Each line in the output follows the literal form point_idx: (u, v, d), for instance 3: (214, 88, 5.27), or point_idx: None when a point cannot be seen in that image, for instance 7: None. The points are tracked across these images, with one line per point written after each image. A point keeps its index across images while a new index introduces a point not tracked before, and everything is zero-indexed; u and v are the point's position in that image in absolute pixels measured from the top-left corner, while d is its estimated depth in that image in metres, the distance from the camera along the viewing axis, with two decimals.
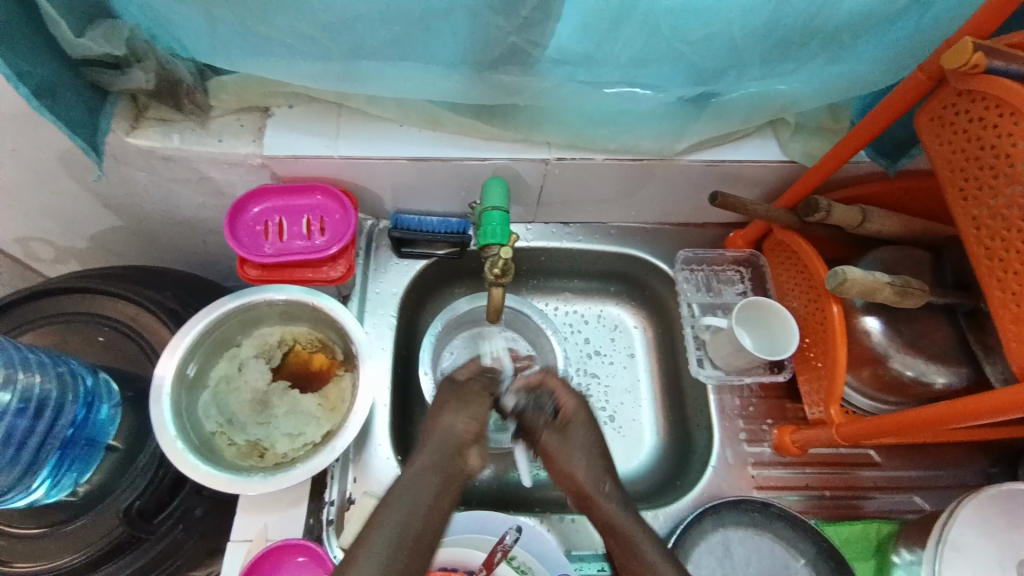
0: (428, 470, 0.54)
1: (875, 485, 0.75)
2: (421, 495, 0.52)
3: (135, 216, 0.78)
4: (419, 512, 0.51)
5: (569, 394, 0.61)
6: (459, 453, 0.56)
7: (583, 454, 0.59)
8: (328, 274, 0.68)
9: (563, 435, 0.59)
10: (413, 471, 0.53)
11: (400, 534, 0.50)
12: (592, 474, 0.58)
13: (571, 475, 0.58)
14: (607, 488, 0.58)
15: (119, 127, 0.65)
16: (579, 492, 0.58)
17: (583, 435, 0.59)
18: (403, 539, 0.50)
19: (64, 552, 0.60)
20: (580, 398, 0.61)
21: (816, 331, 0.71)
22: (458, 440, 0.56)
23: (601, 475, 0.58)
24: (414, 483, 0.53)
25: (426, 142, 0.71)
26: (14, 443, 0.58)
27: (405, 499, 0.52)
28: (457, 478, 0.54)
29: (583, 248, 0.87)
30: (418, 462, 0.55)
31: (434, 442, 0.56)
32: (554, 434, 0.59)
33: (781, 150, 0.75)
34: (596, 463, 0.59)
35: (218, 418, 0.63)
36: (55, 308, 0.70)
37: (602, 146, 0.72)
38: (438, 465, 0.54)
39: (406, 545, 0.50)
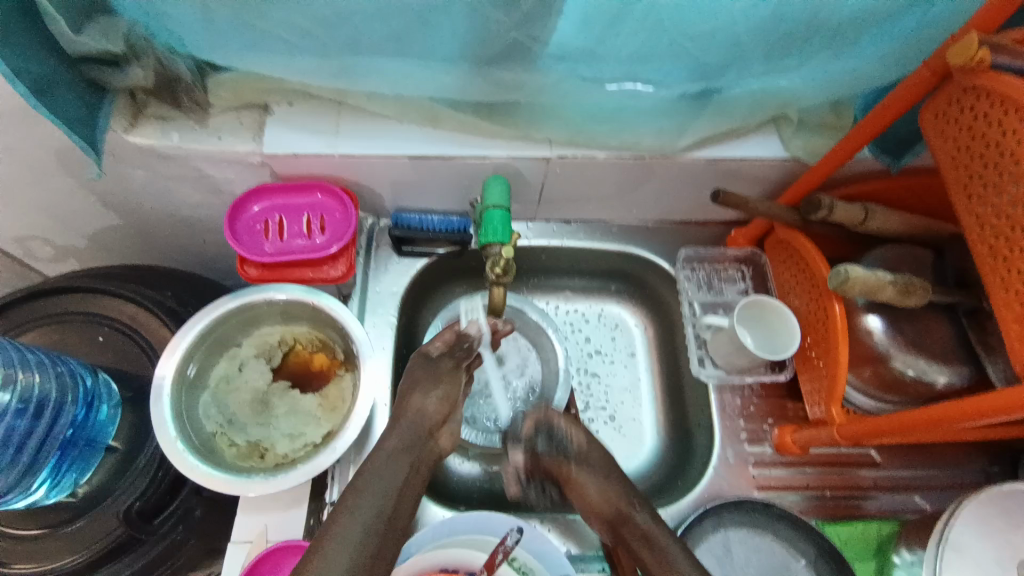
0: (399, 453, 0.54)
1: (876, 486, 0.76)
2: (395, 480, 0.52)
3: (134, 214, 0.78)
4: (391, 497, 0.51)
5: (579, 427, 0.63)
6: (430, 436, 0.57)
7: (609, 478, 0.60)
8: (329, 273, 0.68)
9: (585, 460, 0.61)
10: (384, 455, 0.53)
11: (374, 518, 0.49)
12: (617, 490, 0.59)
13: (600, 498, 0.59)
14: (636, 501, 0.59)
15: (118, 125, 0.64)
16: (611, 515, 0.59)
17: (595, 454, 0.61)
18: (372, 522, 0.49)
19: (65, 553, 0.60)
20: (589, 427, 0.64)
21: (818, 330, 0.71)
22: (429, 423, 0.57)
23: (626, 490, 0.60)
24: (385, 466, 0.52)
25: (426, 139, 0.70)
26: (14, 444, 0.58)
27: (379, 484, 0.51)
28: (424, 462, 0.55)
29: (584, 245, 0.86)
30: (388, 445, 0.54)
31: (406, 424, 0.56)
32: (575, 460, 0.61)
33: (783, 148, 0.74)
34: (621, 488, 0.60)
35: (218, 418, 0.63)
36: (54, 308, 0.70)
37: (603, 143, 0.71)
38: (409, 450, 0.54)
39: (375, 528, 0.49)
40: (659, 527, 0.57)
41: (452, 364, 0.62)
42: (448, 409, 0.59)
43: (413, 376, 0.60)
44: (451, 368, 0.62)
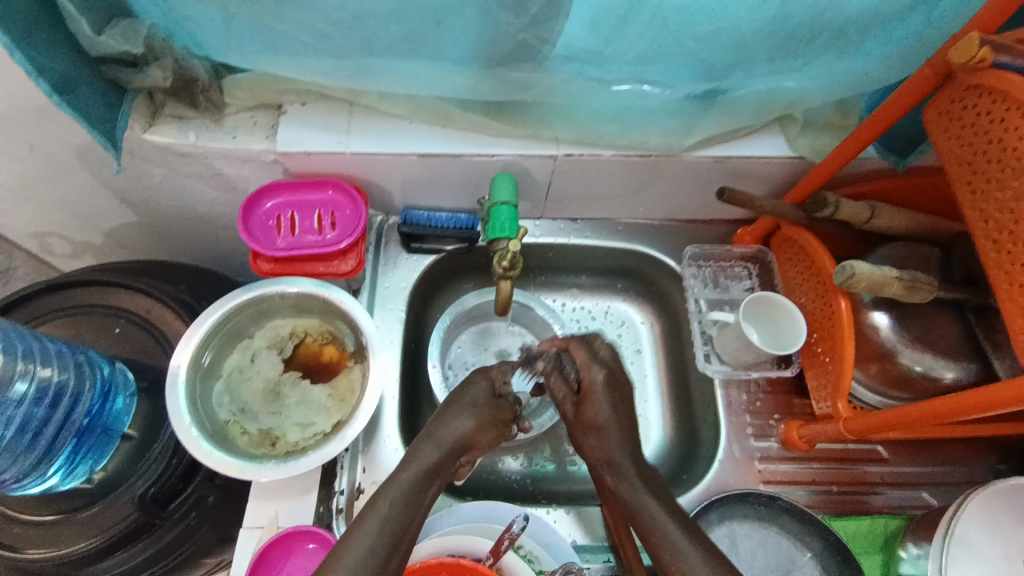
0: (430, 472, 0.52)
1: (882, 481, 0.75)
2: (421, 498, 0.51)
3: (150, 211, 0.80)
4: (416, 513, 0.50)
5: (590, 367, 0.61)
6: (461, 459, 0.56)
7: (602, 432, 0.58)
8: (339, 267, 0.70)
9: (584, 407, 0.60)
10: (417, 471, 0.52)
11: (394, 533, 0.48)
12: (608, 452, 0.57)
13: (589, 452, 0.60)
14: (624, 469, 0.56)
15: (136, 124, 0.66)
16: (600, 468, 0.58)
17: (601, 411, 0.59)
18: (394, 536, 0.48)
19: (78, 539, 0.61)
20: (604, 373, 0.60)
21: (824, 326, 0.71)
22: (465, 440, 0.56)
23: (620, 454, 0.57)
24: (417, 480, 0.51)
25: (435, 138, 0.72)
26: (31, 430, 0.60)
27: (408, 499, 0.50)
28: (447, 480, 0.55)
29: (591, 244, 0.87)
30: (422, 460, 0.53)
31: (441, 448, 0.54)
32: (572, 404, 0.63)
33: (788, 146, 0.74)
34: (619, 446, 0.57)
35: (231, 407, 0.64)
36: (73, 300, 0.72)
37: (609, 142, 0.72)
38: (437, 472, 0.53)
39: (395, 542, 0.48)
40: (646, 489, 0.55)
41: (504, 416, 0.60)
42: (481, 447, 0.59)
43: (459, 401, 0.58)
44: (506, 419, 0.61)
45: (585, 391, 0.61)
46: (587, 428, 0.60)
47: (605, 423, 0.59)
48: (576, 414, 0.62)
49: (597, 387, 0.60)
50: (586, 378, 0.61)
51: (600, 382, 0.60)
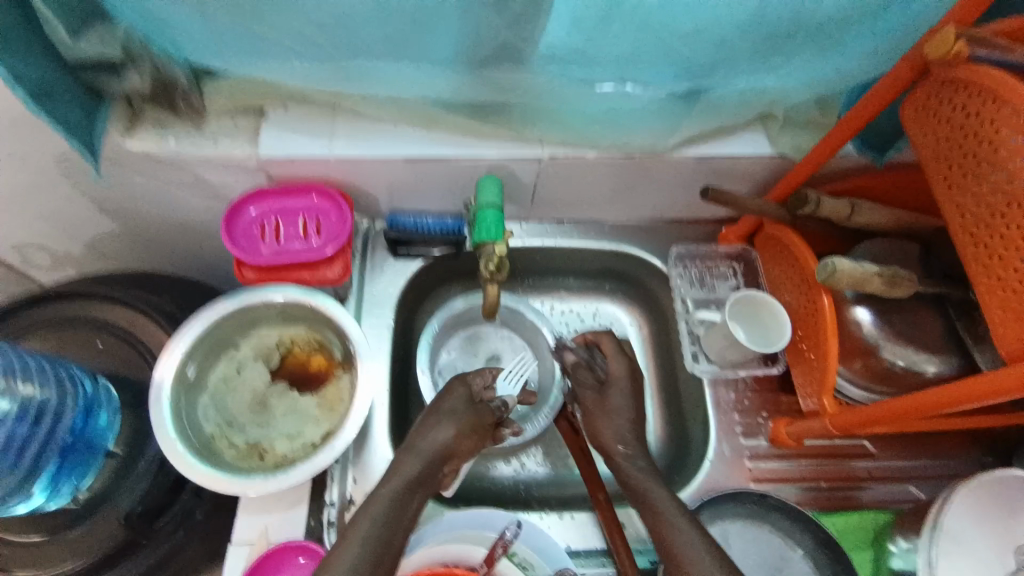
0: (413, 484, 0.56)
1: (870, 476, 0.77)
2: (403, 512, 0.54)
3: (131, 221, 0.78)
4: (399, 527, 0.53)
5: (619, 359, 0.70)
6: (444, 466, 0.59)
7: (620, 418, 0.66)
8: (325, 274, 0.68)
9: (604, 395, 0.68)
10: (398, 486, 0.55)
11: (377, 547, 0.51)
12: (620, 432, 0.66)
13: (597, 432, 0.67)
14: (628, 448, 0.65)
15: (114, 129, 0.65)
16: (603, 446, 0.66)
17: (620, 400, 0.68)
18: (376, 552, 0.51)
19: (64, 559, 0.60)
20: (630, 364, 0.70)
21: (808, 324, 0.72)
22: (446, 454, 0.58)
23: (629, 436, 0.66)
24: (399, 495, 0.55)
25: (421, 141, 0.71)
26: (14, 449, 0.58)
27: (389, 513, 0.53)
28: (434, 489, 0.58)
29: (579, 245, 0.87)
30: (404, 474, 0.56)
31: (423, 459, 0.57)
32: (592, 393, 0.69)
33: (771, 145, 0.75)
34: (625, 428, 0.66)
35: (217, 420, 0.63)
36: (51, 313, 0.70)
37: (595, 142, 0.72)
38: (421, 485, 0.56)
39: (378, 556, 0.51)
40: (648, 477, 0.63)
41: (489, 420, 0.63)
42: (463, 454, 0.60)
43: (441, 409, 0.61)
44: (489, 424, 0.63)
45: (609, 380, 0.69)
46: (605, 413, 0.67)
47: (618, 410, 0.67)
48: (594, 403, 0.69)
49: (623, 376, 0.69)
50: (614, 369, 0.69)
51: (625, 374, 0.69)
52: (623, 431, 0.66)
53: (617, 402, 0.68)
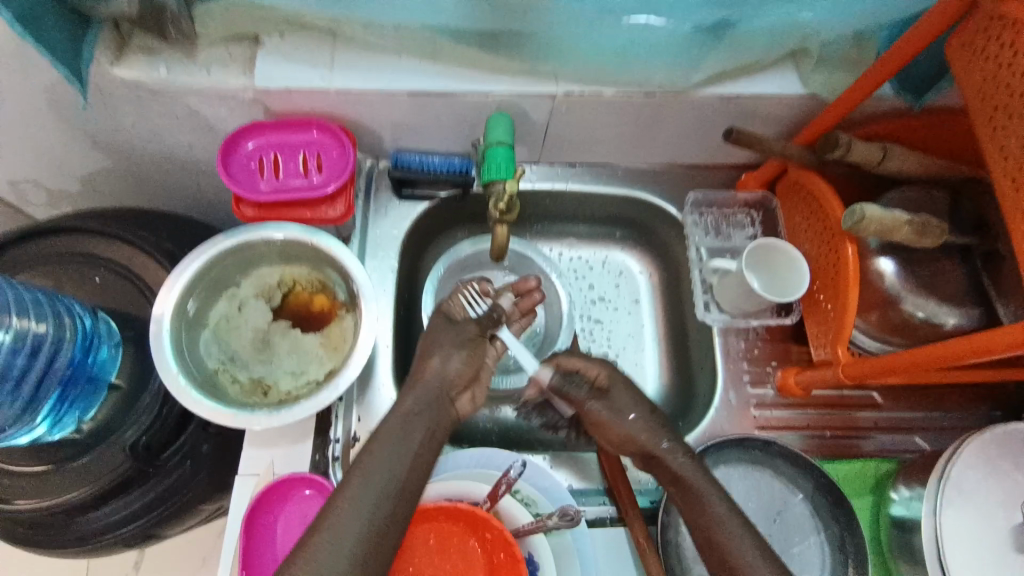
0: (413, 417, 0.54)
1: (876, 427, 0.76)
2: (407, 444, 0.52)
3: (127, 156, 0.76)
4: (407, 458, 0.52)
5: (592, 363, 0.64)
6: (449, 398, 0.57)
7: (632, 414, 0.62)
8: (327, 213, 0.66)
9: (608, 399, 0.63)
10: (398, 421, 0.53)
11: (388, 482, 0.50)
12: (643, 426, 0.61)
13: (628, 436, 0.61)
14: (665, 441, 0.60)
15: (102, 57, 0.61)
16: (642, 450, 0.61)
17: (623, 396, 0.63)
18: (380, 485, 0.49)
19: (69, 488, 0.61)
20: (606, 363, 0.65)
21: (828, 273, 0.69)
22: (449, 385, 0.57)
23: (656, 429, 0.61)
24: (398, 428, 0.53)
25: (425, 74, 0.67)
26: (13, 378, 0.58)
27: (398, 445, 0.52)
28: (444, 422, 0.56)
29: (590, 190, 0.84)
30: (402, 409, 0.54)
31: (420, 391, 0.56)
32: (599, 403, 0.63)
33: (800, 83, 0.70)
34: (647, 421, 0.62)
35: (220, 355, 0.62)
36: (49, 249, 0.69)
37: (611, 78, 0.68)
38: (421, 413, 0.54)
39: (386, 491, 0.49)
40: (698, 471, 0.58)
41: (479, 330, 0.61)
42: (469, 373, 0.59)
43: (433, 339, 0.60)
44: (477, 334, 0.61)
45: (603, 386, 0.63)
46: (620, 413, 0.62)
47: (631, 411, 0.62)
48: (607, 412, 0.62)
49: (609, 375, 0.64)
50: (597, 375, 0.63)
51: (610, 369, 0.64)
52: (652, 431, 0.61)
53: (627, 402, 0.63)
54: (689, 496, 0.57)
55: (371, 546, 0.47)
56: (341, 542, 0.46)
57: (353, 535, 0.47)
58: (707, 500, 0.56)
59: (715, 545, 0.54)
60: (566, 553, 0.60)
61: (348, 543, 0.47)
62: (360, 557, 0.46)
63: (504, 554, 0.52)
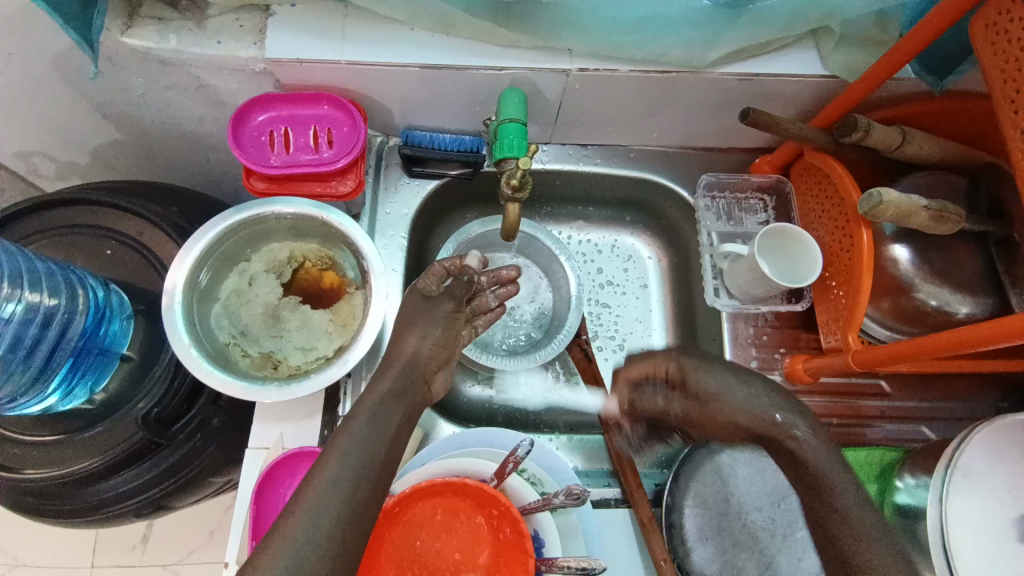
0: (390, 398, 0.52)
1: (882, 415, 0.76)
2: (384, 424, 0.50)
3: (135, 129, 0.75)
4: (383, 436, 0.49)
5: (657, 359, 0.58)
6: (424, 378, 0.56)
7: (732, 396, 0.53)
8: (338, 188, 0.67)
9: (687, 393, 0.55)
10: (375, 400, 0.51)
11: (363, 459, 0.47)
12: (748, 407, 0.52)
13: (736, 424, 0.52)
14: (778, 417, 0.51)
15: (112, 25, 0.60)
16: (758, 432, 0.52)
17: (706, 379, 0.54)
18: (359, 463, 0.47)
19: (81, 458, 0.62)
20: (671, 352, 0.58)
21: (841, 259, 0.69)
22: (423, 368, 0.56)
23: (761, 403, 0.52)
24: (376, 407, 0.51)
25: (438, 47, 0.65)
26: (24, 348, 0.59)
27: (370, 421, 0.49)
28: (416, 402, 0.54)
29: (601, 171, 0.83)
30: (379, 389, 0.52)
31: (397, 370, 0.54)
32: (686, 401, 0.56)
33: (821, 64, 0.69)
34: (750, 399, 0.53)
35: (230, 329, 0.62)
36: (59, 220, 0.69)
37: (627, 55, 0.66)
38: (401, 395, 0.53)
39: (362, 470, 0.47)
40: (822, 443, 0.50)
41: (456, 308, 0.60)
42: (444, 353, 0.58)
43: (409, 319, 0.59)
44: (455, 313, 0.60)
45: (677, 381, 0.56)
46: (713, 401, 0.53)
47: (721, 395, 0.53)
48: (698, 405, 0.55)
49: (679, 361, 0.56)
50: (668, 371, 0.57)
51: (679, 356, 0.57)
52: (750, 411, 0.52)
53: (714, 386, 0.54)
54: (815, 475, 0.49)
55: (350, 527, 0.44)
56: (320, 521, 0.43)
57: (329, 515, 0.44)
58: (825, 484, 0.49)
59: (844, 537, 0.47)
60: (571, 532, 0.61)
61: (324, 524, 0.43)
62: (338, 538, 0.43)
63: (511, 530, 0.51)
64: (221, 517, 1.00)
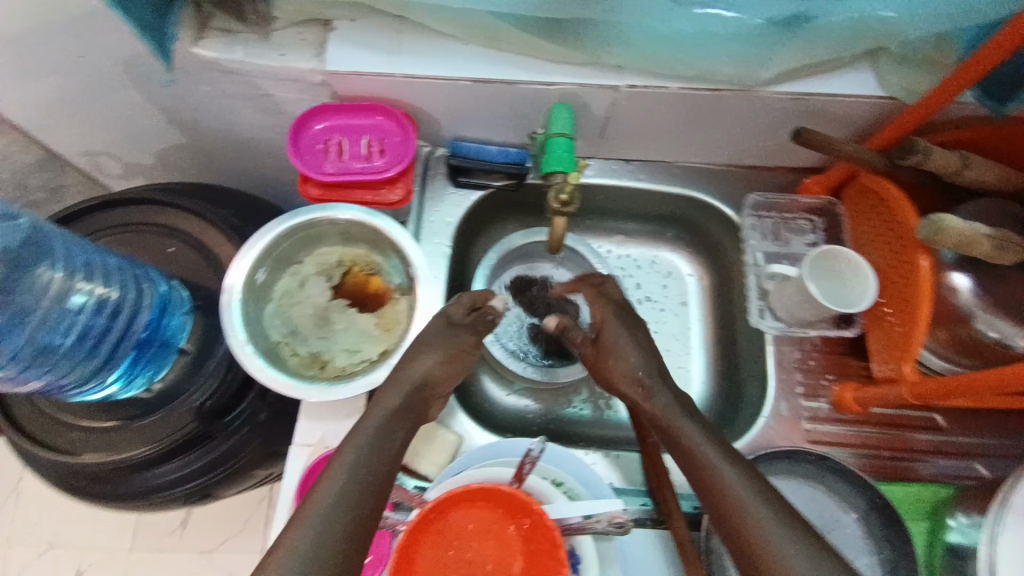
0: (396, 414, 0.54)
1: (935, 451, 0.73)
2: (389, 439, 0.52)
3: (197, 133, 0.79)
4: (388, 449, 0.51)
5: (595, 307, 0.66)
6: (426, 400, 0.58)
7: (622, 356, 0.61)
8: (388, 197, 0.69)
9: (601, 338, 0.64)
10: (381, 416, 0.53)
11: (365, 473, 0.49)
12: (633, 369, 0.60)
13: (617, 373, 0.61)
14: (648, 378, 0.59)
15: (186, 36, 0.63)
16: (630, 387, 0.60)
17: (617, 337, 0.63)
18: (365, 479, 0.48)
19: (138, 445, 0.65)
20: (612, 310, 0.65)
21: (894, 287, 0.68)
22: (428, 386, 0.58)
23: (641, 365, 0.60)
24: (382, 425, 0.53)
25: (489, 62, 0.67)
26: (91, 338, 0.62)
27: (376, 437, 0.52)
28: (418, 420, 0.57)
29: (643, 187, 0.83)
30: (386, 405, 0.55)
31: (404, 390, 0.56)
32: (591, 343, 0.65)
33: (877, 85, 0.67)
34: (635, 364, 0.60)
35: (282, 328, 0.64)
36: (125, 218, 0.73)
37: (677, 72, 0.66)
38: (407, 412, 0.55)
39: (367, 485, 0.48)
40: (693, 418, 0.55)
41: (473, 342, 0.62)
42: (450, 379, 0.60)
43: (424, 338, 0.60)
44: (469, 346, 0.61)
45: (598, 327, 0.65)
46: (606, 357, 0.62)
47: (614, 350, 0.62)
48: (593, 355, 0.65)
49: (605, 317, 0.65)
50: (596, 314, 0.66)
51: (609, 314, 0.65)
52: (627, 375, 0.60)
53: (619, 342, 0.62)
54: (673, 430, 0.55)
55: (354, 541, 0.45)
56: (325, 533, 0.44)
57: (335, 530, 0.45)
58: None
59: (753, 550, 0.46)
60: (610, 556, 0.60)
61: (330, 538, 0.44)
62: (342, 553, 0.44)
63: (545, 539, 0.51)
64: (254, 508, 1.03)
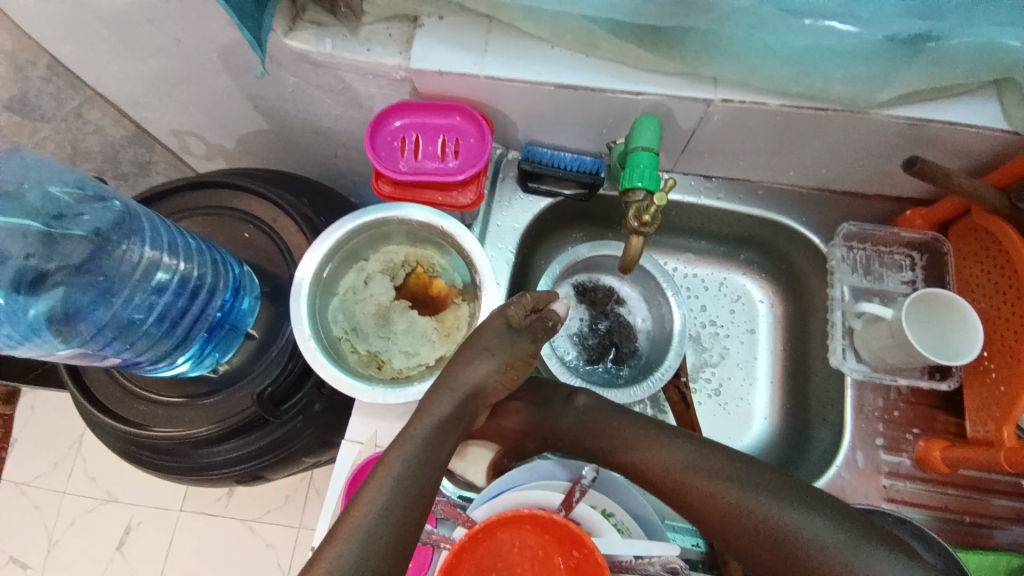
0: (447, 423, 0.54)
1: (1015, 518, 0.66)
2: (437, 451, 0.52)
3: (279, 121, 0.80)
4: (434, 463, 0.51)
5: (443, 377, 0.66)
6: (476, 408, 0.57)
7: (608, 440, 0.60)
8: (459, 199, 0.67)
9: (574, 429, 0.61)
10: (431, 425, 0.53)
11: (412, 487, 0.49)
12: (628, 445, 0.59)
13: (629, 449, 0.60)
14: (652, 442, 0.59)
15: (278, 27, 0.64)
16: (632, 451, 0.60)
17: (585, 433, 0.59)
18: (411, 491, 0.49)
19: (201, 423, 0.67)
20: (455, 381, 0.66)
21: (1005, 341, 0.62)
22: (481, 393, 0.57)
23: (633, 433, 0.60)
24: (432, 432, 0.53)
25: (576, 67, 0.64)
26: (170, 319, 0.64)
27: (423, 449, 0.51)
28: (467, 428, 0.56)
29: (722, 206, 0.77)
30: (438, 412, 0.54)
31: (459, 395, 0.55)
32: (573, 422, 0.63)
33: (1001, 117, 0.60)
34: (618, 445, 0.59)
35: (345, 324, 0.65)
36: (207, 200, 0.75)
37: (780, 88, 0.61)
38: (456, 422, 0.54)
39: (413, 497, 0.49)
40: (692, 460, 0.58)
41: (532, 349, 0.59)
42: (502, 389, 0.59)
43: (482, 342, 0.58)
44: (530, 353, 0.59)
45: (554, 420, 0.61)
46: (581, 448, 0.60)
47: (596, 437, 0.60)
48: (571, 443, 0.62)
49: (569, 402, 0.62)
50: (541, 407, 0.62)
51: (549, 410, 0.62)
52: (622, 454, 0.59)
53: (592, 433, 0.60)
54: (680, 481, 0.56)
55: (396, 557, 0.46)
56: (369, 548, 0.45)
57: (378, 544, 0.46)
58: None
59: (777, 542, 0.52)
60: None
61: (375, 549, 0.45)
62: (384, 568, 0.45)
63: None
64: (296, 484, 1.06)
